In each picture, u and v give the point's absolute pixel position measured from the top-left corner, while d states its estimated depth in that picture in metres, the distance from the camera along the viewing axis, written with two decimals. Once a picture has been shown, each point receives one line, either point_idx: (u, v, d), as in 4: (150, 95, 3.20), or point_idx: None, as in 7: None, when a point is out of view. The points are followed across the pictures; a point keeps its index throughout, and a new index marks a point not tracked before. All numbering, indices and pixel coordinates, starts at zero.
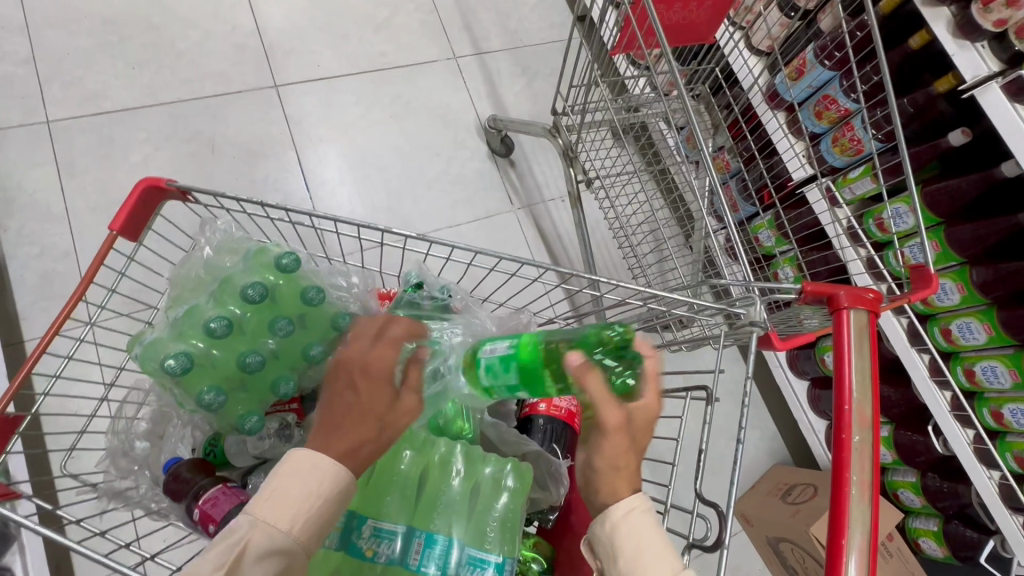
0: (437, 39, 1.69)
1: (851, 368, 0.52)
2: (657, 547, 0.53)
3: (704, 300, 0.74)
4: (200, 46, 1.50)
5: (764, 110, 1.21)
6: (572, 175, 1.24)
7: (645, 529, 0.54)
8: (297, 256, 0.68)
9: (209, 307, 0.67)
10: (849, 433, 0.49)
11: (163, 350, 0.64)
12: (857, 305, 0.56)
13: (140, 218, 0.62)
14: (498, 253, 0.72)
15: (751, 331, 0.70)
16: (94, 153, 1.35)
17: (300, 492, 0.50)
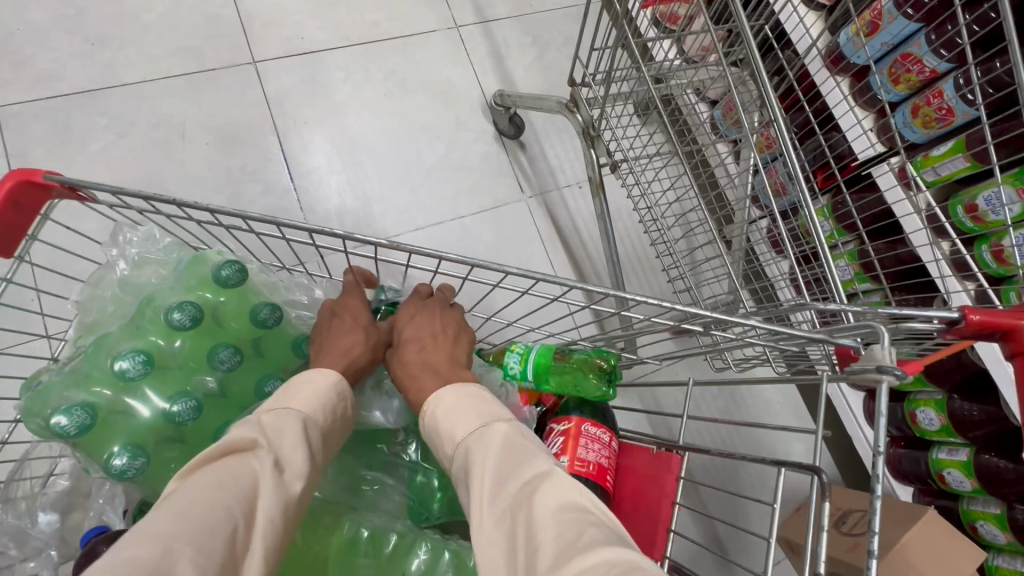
0: (436, 7, 1.50)
1: None
2: (485, 408, 0.51)
3: (786, 329, 0.54)
4: (167, 18, 1.33)
5: (824, 77, 1.02)
6: (594, 158, 1.05)
7: (440, 411, 0.51)
8: (242, 266, 0.50)
9: (122, 339, 0.49)
10: None
11: (54, 401, 0.46)
12: None
13: (7, 227, 0.45)
14: (504, 266, 0.56)
15: (880, 381, 0.49)
16: (49, 141, 1.19)
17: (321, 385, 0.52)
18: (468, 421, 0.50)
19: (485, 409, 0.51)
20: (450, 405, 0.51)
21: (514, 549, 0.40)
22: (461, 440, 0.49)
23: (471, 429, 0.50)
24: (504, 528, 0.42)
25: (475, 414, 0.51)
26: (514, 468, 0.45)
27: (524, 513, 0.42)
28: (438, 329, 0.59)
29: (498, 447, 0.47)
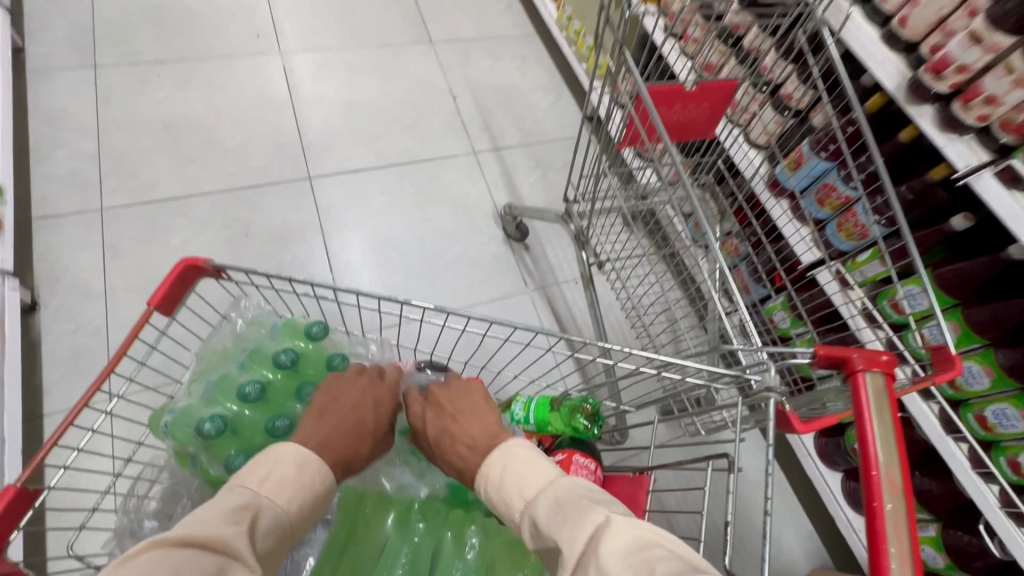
0: (459, 137, 1.85)
1: (875, 433, 0.49)
2: (537, 471, 0.60)
3: (716, 368, 0.72)
4: (246, 144, 1.66)
5: (767, 197, 1.29)
6: (585, 258, 1.29)
7: (509, 475, 0.60)
8: (326, 324, 0.70)
9: (241, 375, 0.67)
10: (880, 500, 0.45)
11: (195, 417, 0.64)
12: (873, 368, 0.53)
13: (174, 297, 0.66)
14: (512, 322, 0.72)
15: (768, 397, 0.68)
16: (138, 236, 1.45)
17: (306, 470, 0.58)
18: (538, 479, 0.59)
19: (532, 475, 0.59)
20: (519, 467, 0.60)
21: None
22: (522, 505, 0.59)
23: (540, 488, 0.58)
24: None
25: (520, 477, 0.60)
26: (574, 528, 0.52)
27: (595, 562, 0.48)
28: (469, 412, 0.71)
29: (554, 507, 0.55)
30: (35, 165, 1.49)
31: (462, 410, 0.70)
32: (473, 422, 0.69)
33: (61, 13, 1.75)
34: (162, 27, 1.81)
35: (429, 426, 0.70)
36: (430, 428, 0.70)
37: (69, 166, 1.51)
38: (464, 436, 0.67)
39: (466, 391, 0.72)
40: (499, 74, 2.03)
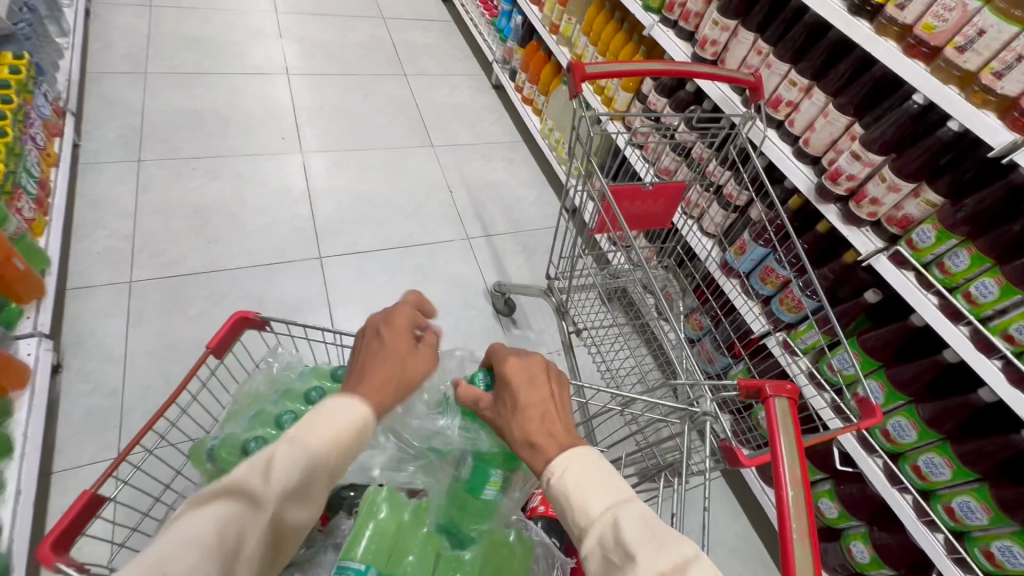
0: (455, 225, 2.09)
1: (782, 440, 0.63)
2: (619, 485, 0.57)
3: (667, 403, 0.85)
4: (265, 228, 1.87)
5: (721, 278, 1.50)
6: (565, 326, 1.46)
7: (572, 485, 0.56)
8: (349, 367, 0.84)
9: (276, 406, 0.80)
10: (785, 488, 0.59)
11: (239, 440, 0.76)
12: (780, 394, 0.68)
13: (228, 342, 0.81)
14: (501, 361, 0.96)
15: (706, 420, 0.87)
16: (160, 306, 1.60)
17: (343, 427, 0.56)
18: (605, 497, 0.55)
19: (617, 488, 0.56)
20: (584, 475, 0.57)
21: None
22: (599, 513, 0.54)
23: (604, 505, 0.54)
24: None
25: (605, 486, 0.56)
26: (659, 549, 0.49)
27: None
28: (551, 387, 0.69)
29: (640, 525, 0.51)
30: (75, 243, 1.66)
31: (554, 395, 0.67)
32: (560, 412, 0.66)
33: (115, 117, 2.03)
34: (201, 130, 2.09)
35: (518, 392, 0.66)
36: (517, 399, 0.66)
37: (105, 244, 1.69)
38: (550, 419, 0.64)
39: (551, 372, 0.70)
40: (491, 173, 2.34)
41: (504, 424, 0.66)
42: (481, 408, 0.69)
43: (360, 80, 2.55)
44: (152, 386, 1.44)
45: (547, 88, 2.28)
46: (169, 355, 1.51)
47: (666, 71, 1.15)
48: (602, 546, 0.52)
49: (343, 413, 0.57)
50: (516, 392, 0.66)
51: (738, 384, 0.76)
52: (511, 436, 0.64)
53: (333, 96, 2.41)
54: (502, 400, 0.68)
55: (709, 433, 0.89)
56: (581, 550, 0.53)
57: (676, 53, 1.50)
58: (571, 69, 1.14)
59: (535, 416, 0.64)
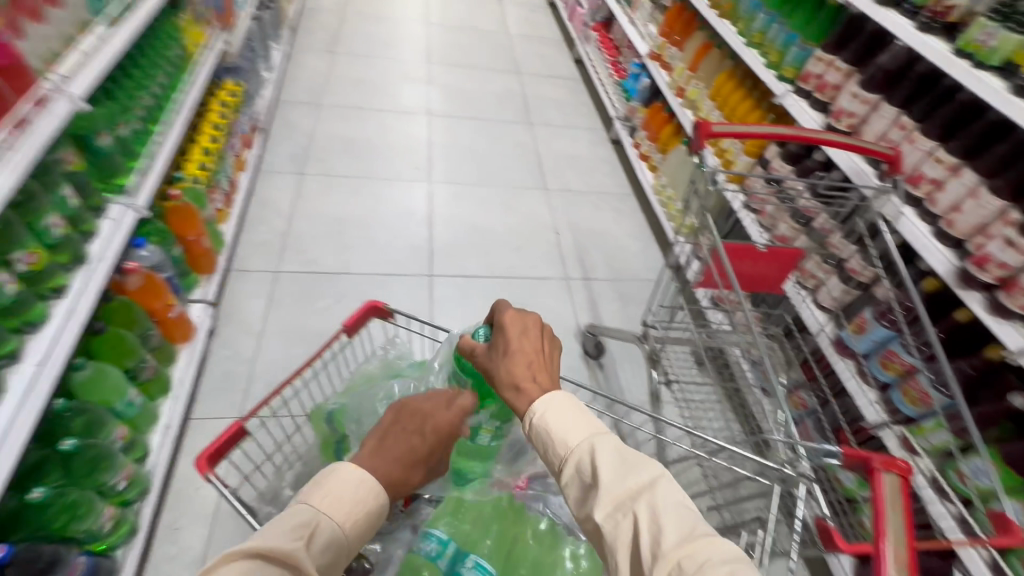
0: (556, 265, 2.18)
1: (889, 516, 0.59)
2: (594, 421, 0.62)
3: (749, 454, 0.84)
4: (389, 243, 2.10)
5: (834, 356, 1.40)
6: (654, 375, 1.45)
7: (554, 422, 0.61)
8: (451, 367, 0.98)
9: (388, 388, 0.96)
10: (886, 567, 0.54)
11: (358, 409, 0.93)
12: (891, 469, 0.64)
13: (359, 325, 0.95)
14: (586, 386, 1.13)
15: (799, 481, 0.81)
16: (295, 296, 1.84)
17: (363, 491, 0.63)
18: (583, 430, 0.60)
19: (589, 420, 0.61)
20: (567, 414, 0.62)
21: (638, 532, 0.51)
22: (578, 444, 0.59)
23: (583, 436, 0.60)
24: (624, 518, 0.52)
25: (580, 420, 0.61)
26: (630, 472, 0.55)
27: (642, 506, 0.52)
28: (545, 347, 0.73)
29: (614, 452, 0.57)
30: (243, 233, 1.99)
31: (541, 351, 0.72)
32: (546, 365, 0.71)
33: (289, 137, 2.43)
34: (352, 154, 2.43)
35: (509, 340, 0.71)
36: (510, 346, 0.71)
37: (263, 238, 2.00)
38: (536, 366, 0.68)
39: (540, 332, 0.74)
40: (597, 220, 2.42)
41: (492, 366, 0.71)
42: (475, 354, 0.74)
43: (490, 125, 2.81)
44: (276, 361, 1.65)
45: (665, 147, 2.34)
46: (294, 338, 1.72)
47: (794, 137, 1.15)
48: (581, 469, 0.58)
49: (364, 486, 0.62)
50: (507, 338, 0.71)
51: (843, 452, 0.72)
52: (498, 378, 0.69)
53: (465, 137, 2.68)
54: (494, 347, 0.72)
55: (799, 525, 0.77)
56: (562, 475, 0.59)
57: (807, 122, 1.49)
58: (696, 126, 1.19)
59: (528, 366, 0.69)
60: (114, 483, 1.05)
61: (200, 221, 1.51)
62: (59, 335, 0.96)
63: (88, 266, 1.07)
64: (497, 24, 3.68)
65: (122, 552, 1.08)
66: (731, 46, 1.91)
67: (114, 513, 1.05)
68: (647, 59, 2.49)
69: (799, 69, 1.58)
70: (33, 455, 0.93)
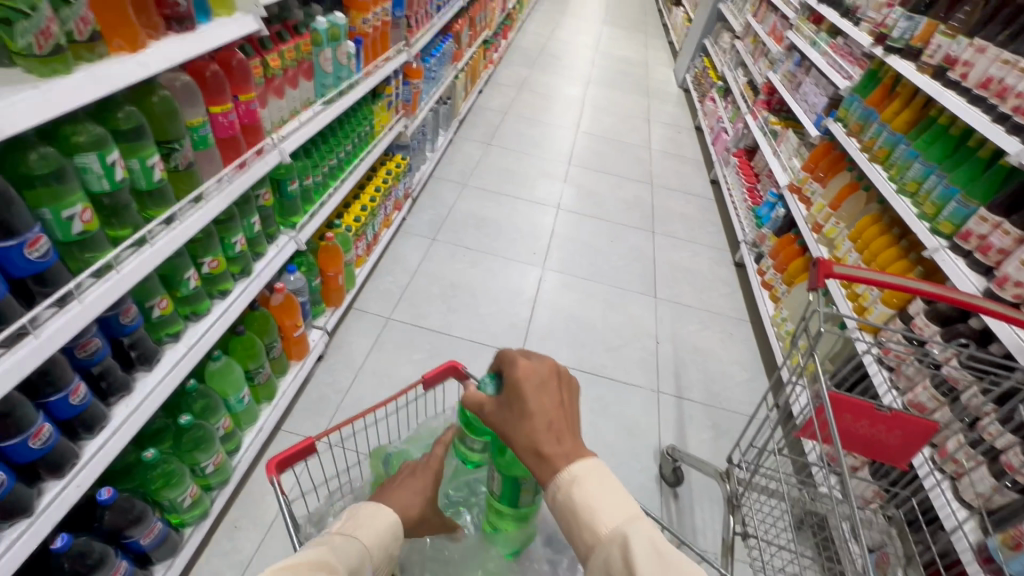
0: (648, 374, 2.10)
1: None
2: (626, 505, 0.60)
3: None
4: (492, 314, 2.22)
5: (975, 570, 1.10)
6: (730, 522, 1.26)
7: (584, 502, 0.59)
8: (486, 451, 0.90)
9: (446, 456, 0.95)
10: None
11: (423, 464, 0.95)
12: None
13: (437, 380, 1.02)
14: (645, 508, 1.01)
15: None
16: (397, 344, 2.01)
17: (392, 516, 0.75)
18: (615, 516, 0.58)
19: (623, 504, 0.59)
20: (599, 494, 0.59)
21: None
22: (610, 532, 0.57)
23: (617, 522, 0.58)
24: None
25: (613, 502, 0.59)
26: (665, 570, 0.53)
27: None
28: (564, 399, 0.66)
29: (648, 544, 0.56)
30: (372, 279, 2.26)
31: (563, 405, 0.65)
32: (569, 424, 0.65)
33: (433, 207, 2.78)
34: (481, 230, 2.69)
35: (526, 400, 0.64)
36: (526, 404, 0.64)
37: (387, 286, 2.25)
38: (558, 428, 0.63)
39: (554, 381, 0.67)
40: (703, 339, 2.31)
41: (510, 429, 0.65)
42: (485, 412, 0.68)
43: (613, 227, 2.91)
44: (364, 398, 1.79)
45: (792, 279, 2.22)
46: (385, 381, 1.86)
47: (938, 296, 1.02)
48: (612, 556, 0.56)
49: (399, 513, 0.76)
50: (523, 399, 0.64)
51: None
52: (516, 442, 0.64)
53: (586, 234, 2.81)
54: (508, 406, 0.66)
55: None
56: (592, 557, 0.57)
57: (962, 282, 1.32)
58: (819, 262, 1.13)
59: (545, 430, 0.63)
60: (205, 466, 1.19)
61: (341, 261, 1.77)
62: (209, 328, 1.17)
63: (249, 279, 1.31)
64: (639, 140, 3.93)
65: (189, 531, 1.20)
66: (879, 190, 1.82)
67: (196, 493, 1.18)
68: (785, 190, 2.45)
69: (957, 225, 1.44)
70: (158, 421, 1.14)
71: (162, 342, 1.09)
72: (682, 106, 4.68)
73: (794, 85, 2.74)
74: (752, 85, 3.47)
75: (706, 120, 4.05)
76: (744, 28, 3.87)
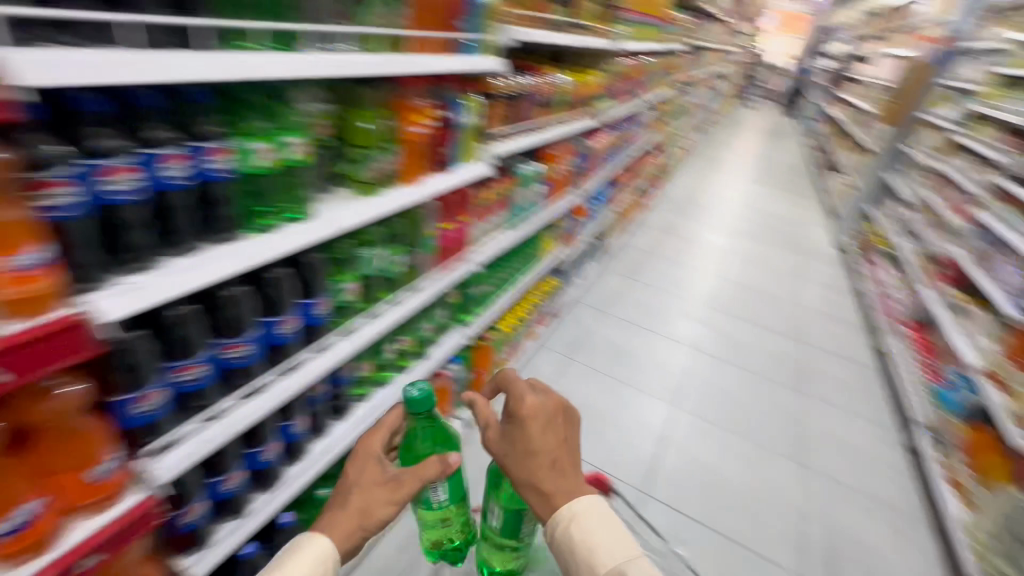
0: (792, 554, 1.83)
1: None
2: (645, 563, 0.64)
3: None
4: (618, 443, 2.18)
5: None
6: None
7: (582, 540, 0.65)
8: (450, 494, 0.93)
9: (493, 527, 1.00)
10: None
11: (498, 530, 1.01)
12: None
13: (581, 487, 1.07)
14: None
15: None
16: None
17: (314, 554, 0.69)
18: (614, 551, 0.64)
19: (621, 542, 0.66)
20: (598, 530, 0.66)
21: None
22: (608, 567, 0.63)
23: (613, 557, 0.64)
24: None
25: (612, 541, 0.65)
26: None
27: None
28: (563, 437, 0.75)
29: None
30: None
31: (563, 443, 0.74)
32: (570, 460, 0.73)
33: (573, 327, 2.94)
34: (616, 358, 2.75)
35: (532, 438, 0.72)
36: (529, 440, 0.72)
37: None
38: (559, 464, 0.72)
39: (553, 421, 0.75)
40: (864, 530, 1.97)
41: (512, 461, 0.74)
42: (490, 443, 0.78)
43: (756, 379, 2.76)
44: None
45: (989, 481, 1.86)
46: None
47: None
48: None
49: (324, 550, 0.70)
50: (530, 436, 0.72)
51: None
52: (517, 473, 0.73)
53: (725, 381, 2.70)
54: (514, 442, 0.74)
55: None
56: None
57: None
58: None
59: (546, 469, 0.71)
60: None
61: (490, 359, 1.96)
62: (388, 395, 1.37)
63: (424, 360, 1.53)
64: (789, 294, 3.81)
65: None
66: None
67: None
68: (976, 375, 2.15)
69: None
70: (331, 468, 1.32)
71: (354, 399, 1.31)
72: (839, 267, 4.48)
73: (984, 263, 2.53)
74: (928, 255, 3.25)
75: (869, 285, 3.81)
76: (916, 199, 3.75)
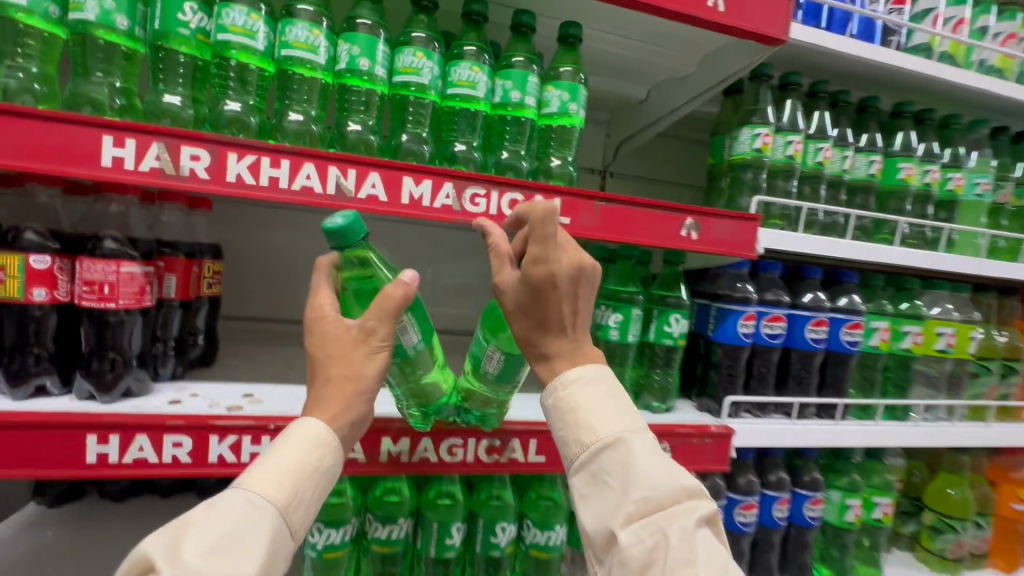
0: None
1: None
2: (669, 463, 0.38)
3: None
4: None
5: None
6: None
7: (570, 399, 0.40)
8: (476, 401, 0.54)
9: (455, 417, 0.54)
10: None
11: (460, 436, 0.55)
12: None
13: None
14: None
15: None
16: None
17: (286, 456, 0.37)
18: (617, 416, 0.40)
19: (623, 405, 0.40)
20: (592, 393, 0.40)
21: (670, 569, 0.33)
22: (606, 434, 0.39)
23: (615, 424, 0.39)
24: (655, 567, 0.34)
25: (614, 402, 0.40)
26: (669, 508, 0.36)
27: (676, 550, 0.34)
28: (582, 278, 0.40)
29: (653, 459, 0.38)
30: None
31: (575, 316, 0.41)
32: (585, 310, 0.42)
33: None
34: None
35: (547, 289, 0.40)
36: (529, 284, 0.40)
37: None
38: (580, 322, 0.42)
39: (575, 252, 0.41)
40: None
41: (510, 310, 0.42)
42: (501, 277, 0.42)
43: None
44: None
45: None
46: None
47: None
48: (601, 478, 0.38)
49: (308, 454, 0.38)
50: (541, 283, 0.39)
51: None
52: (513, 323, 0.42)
53: None
54: (524, 292, 0.40)
55: None
56: (574, 477, 0.39)
57: None
58: None
59: (558, 327, 0.41)
60: None
61: None
62: None
63: None
64: None
65: None
66: None
67: None
68: None
69: None
70: None
71: None
72: None
73: None
74: None
75: None
76: None
